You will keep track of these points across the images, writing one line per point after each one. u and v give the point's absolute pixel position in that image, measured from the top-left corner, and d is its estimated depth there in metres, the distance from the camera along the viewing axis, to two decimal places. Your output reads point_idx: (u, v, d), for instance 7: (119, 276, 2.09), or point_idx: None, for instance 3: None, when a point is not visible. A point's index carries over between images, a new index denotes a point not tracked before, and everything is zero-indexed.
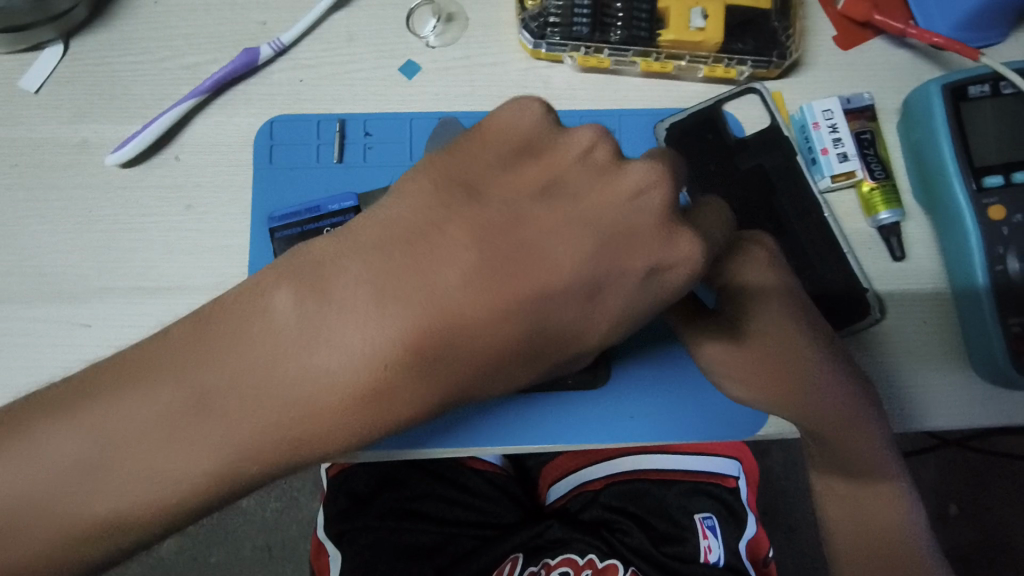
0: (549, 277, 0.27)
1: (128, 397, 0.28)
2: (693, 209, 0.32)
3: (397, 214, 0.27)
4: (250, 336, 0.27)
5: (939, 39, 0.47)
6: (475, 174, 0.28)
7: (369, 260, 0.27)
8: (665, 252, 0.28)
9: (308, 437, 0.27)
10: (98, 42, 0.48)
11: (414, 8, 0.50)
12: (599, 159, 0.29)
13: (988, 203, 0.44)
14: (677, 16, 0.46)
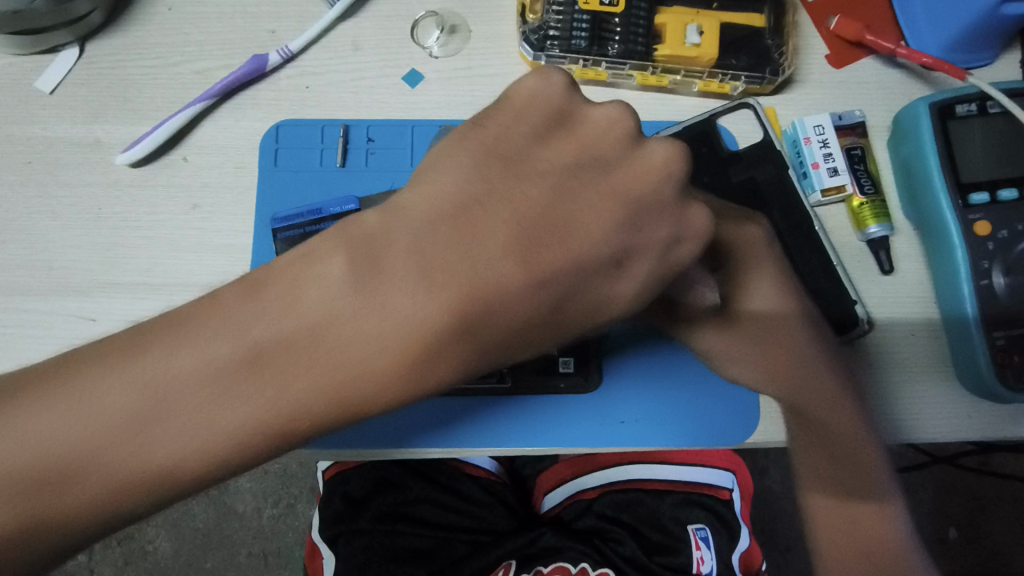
0: (576, 239, 0.30)
1: (161, 352, 0.28)
2: (686, 213, 0.32)
3: (447, 179, 0.30)
4: (284, 279, 0.29)
5: (928, 60, 0.49)
6: (511, 144, 0.32)
7: (418, 223, 0.29)
8: (682, 226, 0.32)
9: (351, 393, 0.28)
10: (113, 46, 0.50)
11: (418, 19, 0.51)
12: (619, 137, 0.33)
13: (974, 219, 0.45)
14: (672, 32, 0.48)
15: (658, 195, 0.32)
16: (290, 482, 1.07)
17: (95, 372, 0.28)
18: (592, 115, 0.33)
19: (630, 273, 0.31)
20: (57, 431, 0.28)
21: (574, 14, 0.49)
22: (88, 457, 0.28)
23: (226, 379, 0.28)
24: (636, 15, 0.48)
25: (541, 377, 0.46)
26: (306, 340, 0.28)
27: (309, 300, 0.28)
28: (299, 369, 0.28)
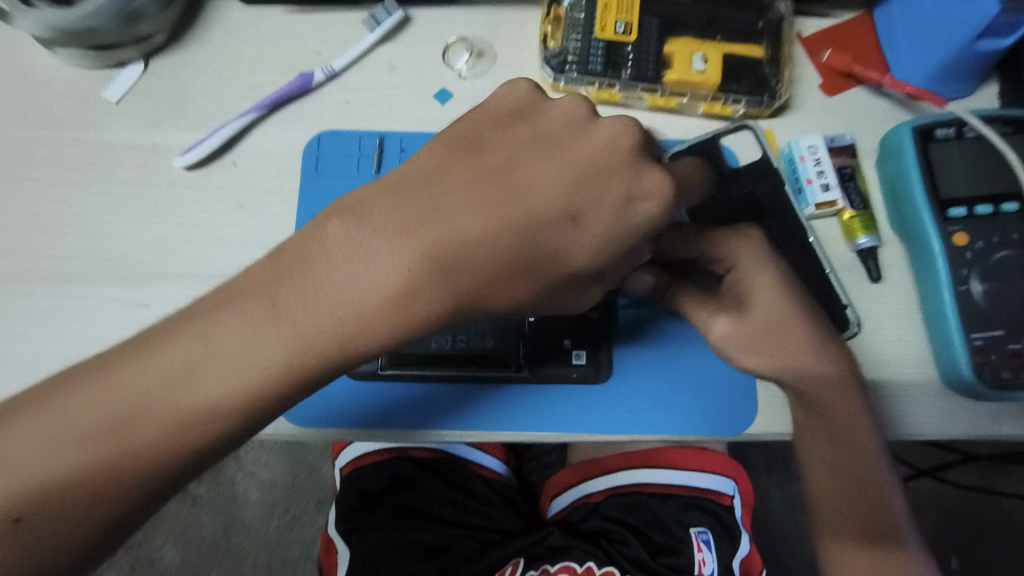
0: (536, 200, 0.35)
1: (220, 308, 0.34)
2: (653, 172, 0.36)
3: (426, 163, 0.36)
4: (300, 248, 0.35)
5: (911, 89, 0.54)
6: (482, 135, 0.37)
7: (398, 197, 0.35)
8: (634, 184, 0.35)
9: (362, 326, 0.34)
10: (173, 62, 0.55)
11: (449, 44, 0.57)
12: (571, 119, 0.37)
13: (953, 230, 0.49)
14: (680, 60, 0.53)
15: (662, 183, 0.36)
16: (297, 493, 1.09)
17: (167, 335, 0.34)
18: (554, 107, 0.38)
19: (595, 222, 0.35)
20: (118, 381, 0.33)
21: (591, 41, 0.54)
22: (158, 403, 0.33)
23: (269, 319, 0.34)
24: (647, 44, 0.54)
25: (556, 368, 0.49)
26: (320, 284, 0.34)
27: (321, 253, 0.34)
28: (309, 311, 0.34)
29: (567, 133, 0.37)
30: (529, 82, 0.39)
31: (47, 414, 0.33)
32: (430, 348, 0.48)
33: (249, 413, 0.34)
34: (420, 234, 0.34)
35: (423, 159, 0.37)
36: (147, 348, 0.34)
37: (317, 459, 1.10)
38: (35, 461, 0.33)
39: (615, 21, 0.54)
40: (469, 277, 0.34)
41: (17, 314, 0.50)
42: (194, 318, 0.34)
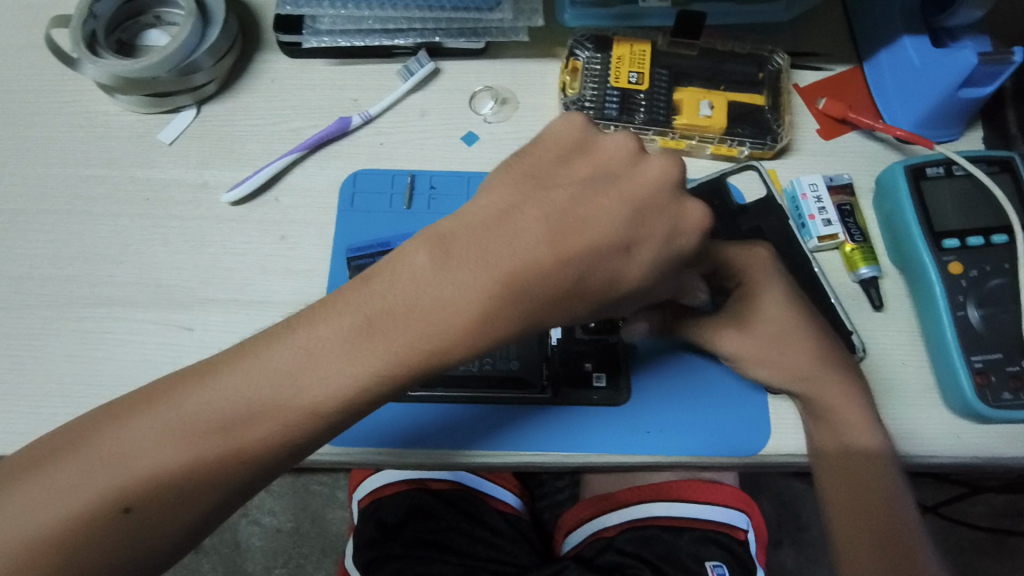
0: (596, 229, 0.38)
1: (317, 327, 0.38)
2: (694, 204, 0.40)
3: (494, 192, 0.40)
4: (386, 272, 0.39)
5: (901, 133, 0.58)
6: (543, 167, 0.41)
7: (476, 225, 0.38)
8: (678, 217, 0.39)
9: (441, 343, 0.37)
10: (223, 108, 0.60)
11: (475, 92, 0.62)
12: (624, 156, 0.41)
13: (948, 260, 0.52)
14: (689, 106, 0.58)
15: (695, 216, 0.40)
16: (302, 541, 1.08)
17: (267, 350, 0.39)
18: (608, 144, 0.41)
19: (648, 251, 0.39)
20: (224, 390, 0.38)
21: (607, 89, 0.59)
22: (258, 407, 0.38)
23: (362, 336, 0.38)
24: (658, 92, 0.59)
25: (578, 390, 0.52)
26: (406, 303, 0.38)
27: (404, 273, 0.38)
28: (397, 327, 0.37)
29: (622, 168, 0.40)
30: (582, 118, 0.43)
31: (157, 416, 0.38)
32: (458, 371, 0.51)
33: (343, 416, 0.39)
34: (496, 259, 0.37)
35: (492, 191, 0.40)
36: (248, 362, 0.39)
37: (323, 505, 1.10)
38: (145, 456, 0.38)
39: (628, 72, 0.59)
40: (543, 297, 0.37)
41: (70, 337, 0.53)
42: (291, 332, 0.39)
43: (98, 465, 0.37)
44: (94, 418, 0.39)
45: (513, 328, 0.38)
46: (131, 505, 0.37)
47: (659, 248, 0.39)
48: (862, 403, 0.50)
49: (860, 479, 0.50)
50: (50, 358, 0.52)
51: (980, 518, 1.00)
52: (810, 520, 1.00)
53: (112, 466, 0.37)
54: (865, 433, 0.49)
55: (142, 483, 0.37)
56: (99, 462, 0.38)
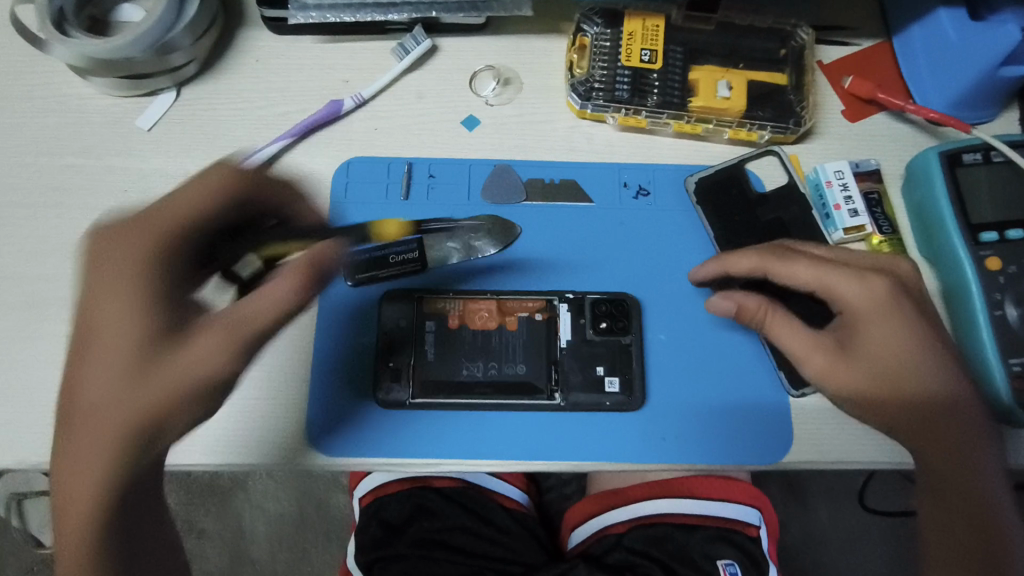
0: (270, 196, 0.45)
1: (88, 361, 0.40)
2: (309, 206, 0.47)
3: (130, 237, 0.42)
4: (109, 289, 0.40)
5: (935, 115, 0.54)
6: (175, 202, 0.43)
7: (123, 253, 0.41)
8: (303, 208, 0.47)
9: (238, 333, 0.41)
10: (205, 91, 0.56)
11: (476, 72, 0.58)
12: (214, 180, 0.43)
13: (985, 254, 0.49)
14: (705, 86, 0.54)
15: (265, 185, 0.44)
16: (305, 527, 1.07)
17: (73, 373, 0.41)
18: (220, 172, 0.43)
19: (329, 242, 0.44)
20: (110, 397, 0.40)
21: (617, 69, 0.55)
22: (147, 389, 0.40)
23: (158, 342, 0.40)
24: (672, 72, 0.55)
25: (589, 395, 0.49)
26: (135, 307, 0.40)
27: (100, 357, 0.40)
28: (139, 326, 0.40)
29: (240, 186, 0.43)
30: (217, 164, 0.44)
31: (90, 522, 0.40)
32: (461, 374, 0.49)
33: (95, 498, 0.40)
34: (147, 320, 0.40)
35: (147, 232, 0.42)
36: (80, 393, 0.40)
37: (325, 492, 1.08)
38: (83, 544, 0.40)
39: (640, 49, 0.55)
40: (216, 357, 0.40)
41: (49, 340, 0.49)
42: (81, 359, 0.41)
43: (66, 509, 0.40)
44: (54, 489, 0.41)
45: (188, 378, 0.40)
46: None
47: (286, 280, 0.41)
48: (944, 402, 0.45)
49: (951, 478, 0.45)
50: (28, 364, 0.49)
51: None
52: (819, 507, 0.99)
53: (71, 505, 0.40)
54: (942, 397, 0.45)
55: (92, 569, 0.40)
56: (71, 520, 0.40)
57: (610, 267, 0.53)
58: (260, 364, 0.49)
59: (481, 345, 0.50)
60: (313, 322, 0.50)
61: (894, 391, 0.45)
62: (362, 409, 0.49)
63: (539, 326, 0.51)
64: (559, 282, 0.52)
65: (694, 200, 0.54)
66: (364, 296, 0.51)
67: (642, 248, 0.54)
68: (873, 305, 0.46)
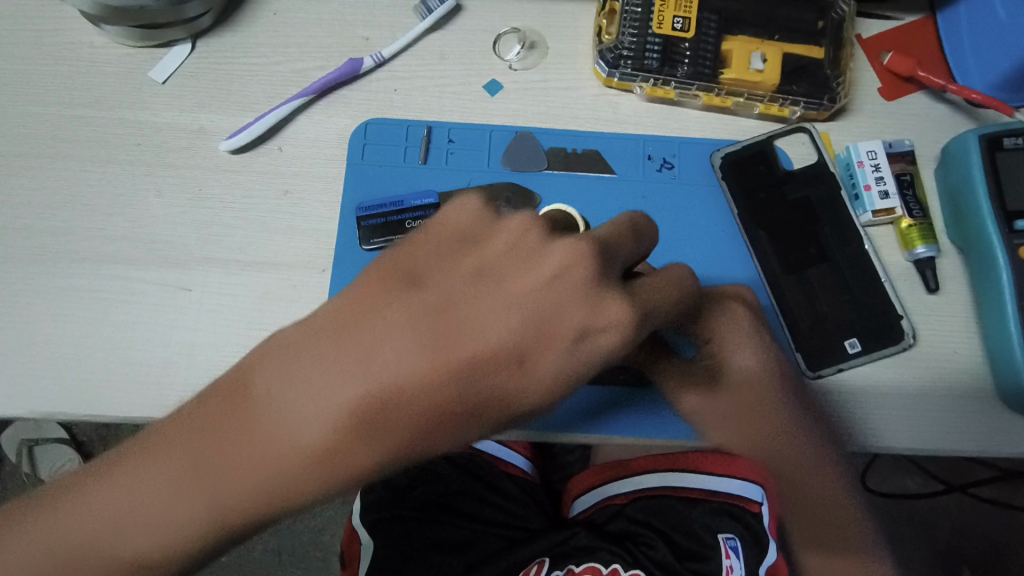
0: (493, 329, 0.30)
1: (403, 409, 0.30)
2: (615, 295, 0.31)
3: (450, 368, 0.30)
4: (444, 400, 0.30)
5: (977, 96, 0.52)
6: (540, 323, 0.31)
7: (433, 393, 0.30)
8: (592, 314, 0.31)
9: (413, 398, 0.30)
10: (221, 45, 0.55)
11: (501, 34, 0.55)
12: (571, 282, 0.31)
13: (1019, 244, 0.48)
14: (739, 58, 0.52)
15: (575, 283, 0.31)
16: None
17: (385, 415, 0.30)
18: (515, 340, 0.31)
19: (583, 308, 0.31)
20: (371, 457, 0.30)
21: (648, 36, 0.53)
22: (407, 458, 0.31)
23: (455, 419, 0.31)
24: (706, 40, 0.52)
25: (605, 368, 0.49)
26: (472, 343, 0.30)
27: (433, 271, 0.32)
28: (413, 409, 0.30)
29: (567, 292, 0.31)
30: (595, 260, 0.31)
31: (170, 425, 0.33)
32: None
33: (328, 487, 0.31)
34: (439, 410, 0.30)
35: (429, 370, 0.30)
36: (363, 432, 0.30)
37: None
38: (150, 491, 0.32)
39: (672, 17, 0.52)
40: (478, 388, 0.30)
41: (60, 295, 0.49)
42: (397, 412, 0.30)
43: (189, 477, 0.32)
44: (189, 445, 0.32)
45: (498, 421, 0.31)
46: (74, 550, 0.33)
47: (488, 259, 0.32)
48: (737, 401, 0.48)
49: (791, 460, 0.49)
50: (39, 317, 0.49)
51: (985, 488, 0.99)
52: None
53: (208, 479, 0.32)
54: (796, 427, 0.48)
55: (81, 526, 0.33)
56: (183, 480, 0.32)
57: None
58: (271, 327, 0.49)
59: None
60: (326, 286, 0.50)
61: (737, 413, 0.48)
62: None
63: None
64: None
65: (721, 175, 0.53)
66: (380, 261, 0.51)
67: (664, 225, 0.53)
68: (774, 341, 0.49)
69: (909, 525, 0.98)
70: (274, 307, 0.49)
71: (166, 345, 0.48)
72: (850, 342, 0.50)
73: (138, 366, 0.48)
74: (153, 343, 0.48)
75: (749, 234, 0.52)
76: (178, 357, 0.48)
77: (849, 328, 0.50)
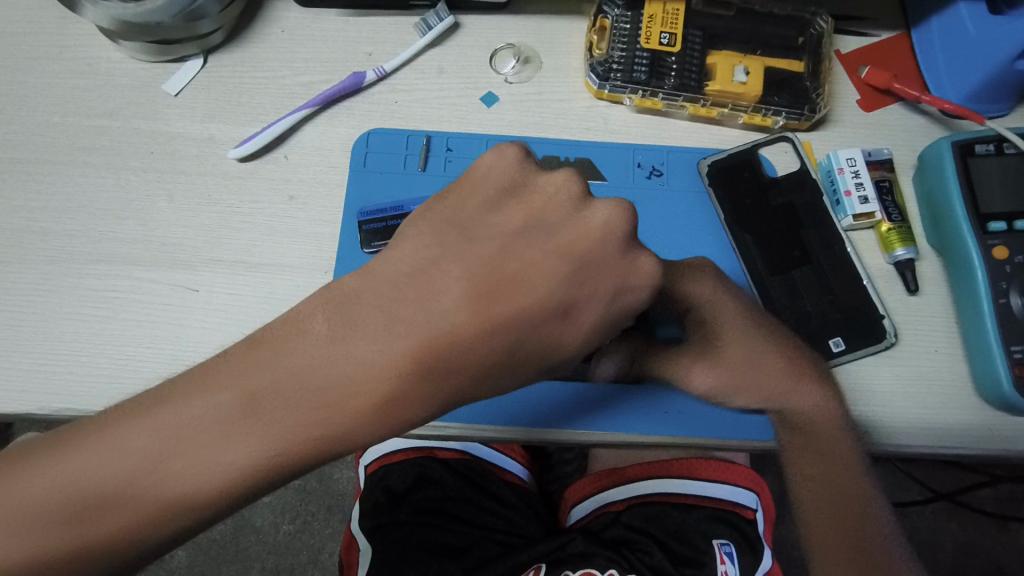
0: (535, 282, 0.34)
1: (456, 353, 0.33)
2: (641, 253, 0.36)
3: (496, 311, 0.34)
4: (491, 342, 0.34)
5: (950, 106, 0.55)
6: (574, 277, 0.35)
7: (484, 337, 0.34)
8: (624, 270, 0.35)
9: (464, 342, 0.33)
10: (232, 59, 0.57)
11: (497, 49, 0.58)
12: (609, 238, 0.35)
13: (993, 244, 0.50)
14: (722, 71, 0.55)
15: (613, 240, 0.35)
16: (309, 498, 1.04)
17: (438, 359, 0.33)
18: (551, 287, 0.35)
19: (612, 263, 0.35)
20: (423, 396, 0.33)
21: (636, 50, 0.56)
22: (451, 401, 0.35)
23: (500, 361, 0.34)
24: (691, 54, 0.56)
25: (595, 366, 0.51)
26: (517, 292, 0.34)
27: (480, 224, 0.36)
28: (464, 351, 0.33)
29: (600, 249, 0.35)
30: (629, 219, 0.36)
31: (221, 362, 0.34)
32: None
33: (378, 423, 0.33)
34: (487, 353, 0.34)
35: (476, 313, 0.33)
36: (417, 373, 0.33)
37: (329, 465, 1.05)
38: (196, 431, 0.32)
39: (660, 32, 0.55)
40: (524, 328, 0.34)
41: (73, 294, 0.51)
42: (448, 355, 0.33)
43: (232, 417, 0.32)
44: (234, 385, 0.33)
45: (543, 360, 0.35)
46: (107, 495, 0.33)
47: (516, 213, 0.36)
48: (749, 374, 0.49)
49: (813, 443, 0.50)
50: (51, 316, 0.51)
51: (984, 503, 1.00)
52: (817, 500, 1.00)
53: (258, 420, 0.33)
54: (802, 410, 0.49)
55: (105, 465, 0.33)
56: (224, 420, 0.32)
57: None
58: None
59: None
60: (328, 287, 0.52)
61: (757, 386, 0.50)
62: None
63: None
64: None
65: (708, 181, 0.55)
66: None
67: (656, 229, 0.55)
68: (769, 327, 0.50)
69: (907, 540, 0.98)
70: (278, 307, 0.51)
71: (174, 342, 0.50)
72: (834, 340, 0.51)
73: (146, 362, 0.50)
74: (160, 341, 0.50)
75: (735, 238, 0.54)
76: (185, 354, 0.50)
77: (831, 327, 0.52)
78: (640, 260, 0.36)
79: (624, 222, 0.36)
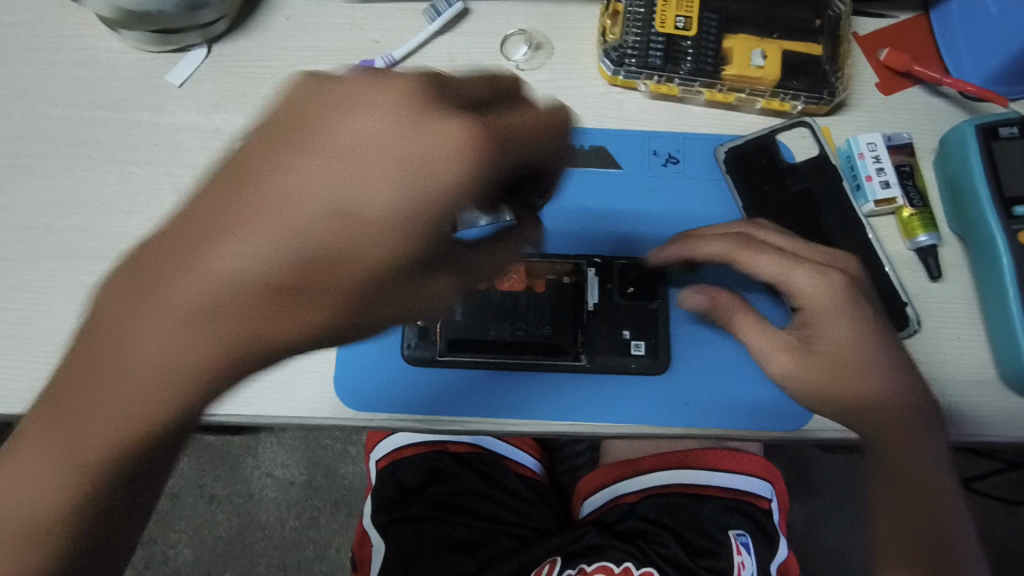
0: (373, 181, 0.33)
1: (356, 248, 0.34)
2: (527, 104, 0.38)
3: (378, 201, 0.34)
4: (368, 238, 0.34)
5: (972, 89, 0.54)
6: (447, 168, 0.34)
7: (371, 235, 0.34)
8: (501, 153, 0.35)
9: (353, 241, 0.34)
10: (236, 49, 0.56)
11: (508, 35, 0.57)
12: (477, 127, 0.35)
13: (1018, 229, 0.49)
14: (739, 56, 0.53)
15: (477, 130, 0.34)
16: (315, 494, 1.03)
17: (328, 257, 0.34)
18: (441, 189, 0.34)
19: (478, 139, 0.34)
20: (325, 302, 0.35)
21: (651, 35, 0.54)
22: (365, 302, 0.36)
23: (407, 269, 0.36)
24: (707, 39, 0.54)
25: (614, 356, 0.50)
26: (369, 174, 0.33)
27: (317, 122, 0.34)
28: (357, 249, 0.34)
29: (446, 144, 0.34)
30: (511, 82, 0.38)
31: (127, 276, 0.35)
32: (488, 335, 0.50)
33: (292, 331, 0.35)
34: (377, 252, 0.34)
35: (369, 210, 0.34)
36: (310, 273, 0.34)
37: (335, 460, 1.04)
38: (121, 354, 0.34)
39: (675, 15, 0.54)
40: (411, 228, 0.34)
41: (78, 291, 0.50)
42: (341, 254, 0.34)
43: (145, 350, 0.34)
44: (136, 298, 0.34)
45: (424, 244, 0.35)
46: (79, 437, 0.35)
47: (367, 113, 0.34)
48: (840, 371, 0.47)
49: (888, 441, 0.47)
50: (57, 313, 0.50)
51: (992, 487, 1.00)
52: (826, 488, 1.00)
53: (165, 343, 0.34)
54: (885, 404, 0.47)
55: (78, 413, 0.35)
56: (136, 341, 0.34)
57: (640, 233, 0.53)
58: None
59: (509, 308, 0.50)
60: None
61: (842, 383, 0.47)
62: (394, 369, 0.49)
63: (567, 288, 0.52)
64: (587, 246, 0.53)
65: (724, 168, 0.54)
66: None
67: (673, 217, 0.54)
68: (834, 310, 0.47)
69: None
70: None
71: None
72: None
73: None
74: None
75: None
76: None
77: None
78: (522, 112, 0.37)
79: (489, 84, 0.38)
